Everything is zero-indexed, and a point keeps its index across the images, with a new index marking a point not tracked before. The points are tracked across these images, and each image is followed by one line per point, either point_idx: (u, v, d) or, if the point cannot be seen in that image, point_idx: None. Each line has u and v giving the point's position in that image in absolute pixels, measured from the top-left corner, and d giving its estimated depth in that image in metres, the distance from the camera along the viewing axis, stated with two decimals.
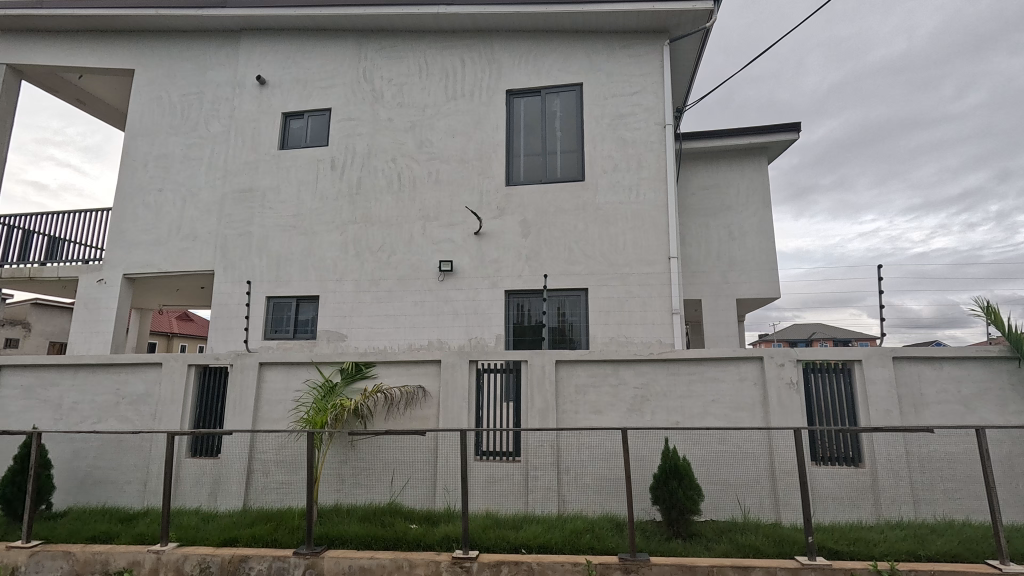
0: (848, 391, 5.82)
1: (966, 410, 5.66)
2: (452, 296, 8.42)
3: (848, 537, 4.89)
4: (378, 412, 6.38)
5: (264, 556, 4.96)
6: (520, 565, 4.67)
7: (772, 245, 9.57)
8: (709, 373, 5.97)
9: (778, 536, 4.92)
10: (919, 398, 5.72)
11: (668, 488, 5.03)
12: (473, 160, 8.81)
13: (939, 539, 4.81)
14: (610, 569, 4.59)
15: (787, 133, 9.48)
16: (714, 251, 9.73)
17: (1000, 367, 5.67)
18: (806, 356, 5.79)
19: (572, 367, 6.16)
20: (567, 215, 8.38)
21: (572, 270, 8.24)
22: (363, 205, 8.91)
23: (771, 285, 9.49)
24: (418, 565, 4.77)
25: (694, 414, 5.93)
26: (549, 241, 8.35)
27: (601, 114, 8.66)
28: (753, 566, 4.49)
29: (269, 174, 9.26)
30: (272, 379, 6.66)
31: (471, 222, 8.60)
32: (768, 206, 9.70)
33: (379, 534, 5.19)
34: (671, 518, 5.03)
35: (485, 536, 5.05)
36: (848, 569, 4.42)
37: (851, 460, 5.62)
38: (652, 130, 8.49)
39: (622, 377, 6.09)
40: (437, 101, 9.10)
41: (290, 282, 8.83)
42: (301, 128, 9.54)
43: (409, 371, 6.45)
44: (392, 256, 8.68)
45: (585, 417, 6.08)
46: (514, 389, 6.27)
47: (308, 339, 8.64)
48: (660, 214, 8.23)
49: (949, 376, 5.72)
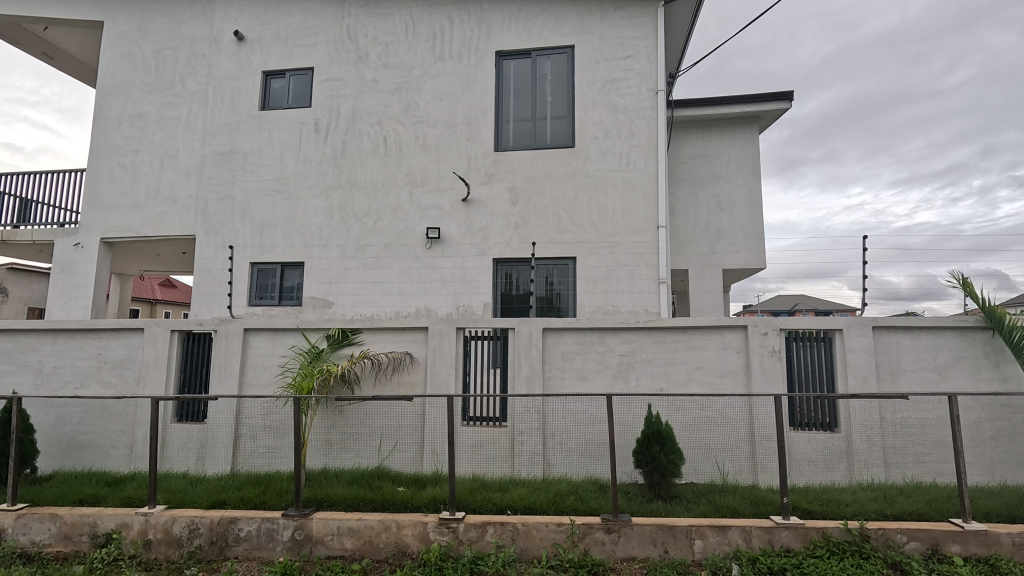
0: (828, 359, 5.96)
1: (941, 377, 5.82)
2: (440, 264, 8.35)
3: (822, 498, 5.09)
4: (367, 377, 6.39)
5: (253, 517, 5.02)
6: (505, 526, 4.78)
7: (759, 216, 9.59)
8: (694, 341, 6.06)
9: (755, 497, 5.11)
10: (896, 366, 5.86)
11: (650, 452, 5.15)
12: (461, 125, 8.61)
13: (907, 500, 5.02)
14: (593, 529, 4.73)
15: (780, 102, 9.38)
16: (703, 221, 9.73)
17: (975, 336, 5.81)
18: (788, 325, 5.88)
19: (559, 334, 6.20)
20: (556, 182, 8.28)
21: (561, 239, 8.20)
22: (348, 170, 8.70)
23: (758, 255, 9.55)
24: (406, 526, 4.86)
25: (678, 380, 6.03)
26: (539, 209, 8.26)
27: (593, 78, 8.46)
28: (731, 526, 4.65)
29: (251, 137, 8.97)
30: (258, 345, 6.62)
31: (459, 188, 8.46)
32: (757, 176, 9.68)
33: (366, 497, 5.29)
34: (653, 480, 5.16)
35: (471, 498, 5.16)
36: (821, 528, 4.61)
37: (828, 425, 5.79)
38: (645, 96, 8.33)
39: (608, 345, 6.15)
40: (424, 62, 8.79)
41: (274, 248, 8.67)
42: (283, 87, 9.18)
43: (396, 338, 6.44)
44: (379, 223, 8.55)
45: (571, 383, 6.15)
46: (501, 356, 6.31)
47: (294, 305, 8.56)
48: (650, 182, 8.17)
49: (926, 345, 5.86)
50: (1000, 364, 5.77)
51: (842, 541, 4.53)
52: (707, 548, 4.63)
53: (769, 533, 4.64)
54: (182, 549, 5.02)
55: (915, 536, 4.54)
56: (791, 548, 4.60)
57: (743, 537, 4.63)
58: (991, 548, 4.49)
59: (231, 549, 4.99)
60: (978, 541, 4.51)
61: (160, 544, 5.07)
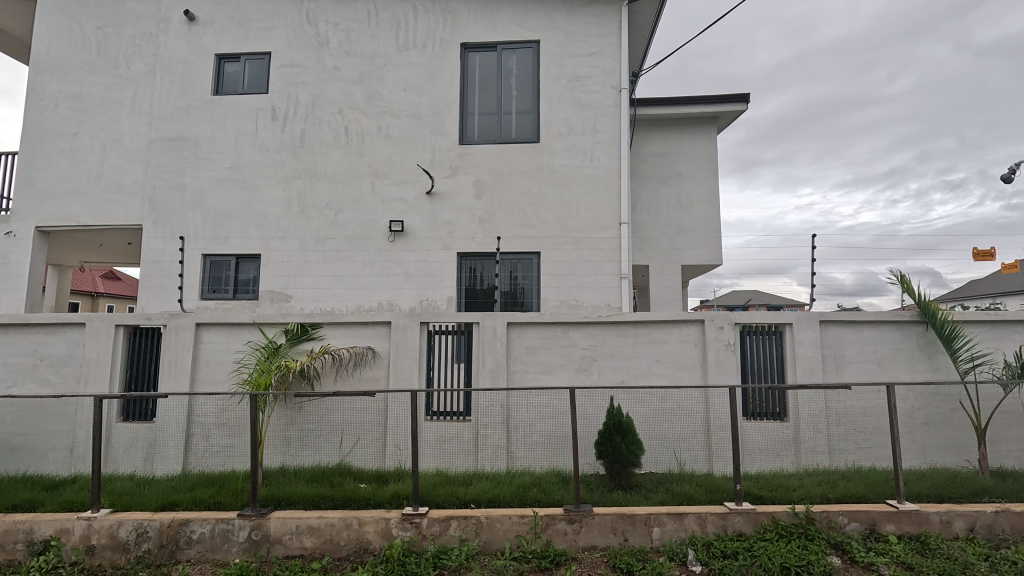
0: (779, 352, 6.24)
1: (880, 368, 6.19)
2: (404, 258, 8.24)
3: (772, 484, 5.35)
4: (327, 372, 6.26)
5: (206, 518, 4.84)
6: (469, 520, 4.79)
7: (717, 214, 9.91)
8: (655, 335, 6.22)
9: (710, 485, 5.31)
10: (840, 358, 6.20)
11: (612, 443, 5.27)
12: (426, 117, 8.49)
13: (848, 484, 5.32)
14: (555, 520, 4.80)
15: (737, 103, 9.70)
16: (663, 218, 9.96)
17: (911, 329, 6.20)
18: (743, 319, 6.12)
19: (523, 329, 6.24)
20: (521, 177, 8.29)
21: (526, 234, 8.23)
22: (308, 159, 8.45)
23: (716, 252, 9.86)
24: (367, 523, 4.79)
25: (639, 373, 6.18)
26: (504, 203, 8.26)
27: (558, 74, 8.50)
28: (687, 513, 4.82)
29: (203, 123, 8.57)
30: (210, 340, 6.36)
31: (423, 181, 8.36)
32: (715, 175, 9.98)
33: (327, 494, 5.20)
34: (614, 471, 5.28)
35: (435, 493, 5.14)
36: (770, 513, 4.84)
37: (778, 415, 6.07)
38: (609, 93, 8.44)
39: (571, 339, 6.23)
40: (387, 51, 8.60)
41: (229, 239, 8.33)
42: (238, 72, 8.82)
43: (358, 333, 6.32)
44: (340, 214, 8.34)
45: (535, 377, 6.21)
46: (465, 350, 6.28)
47: (250, 299, 8.28)
48: (613, 179, 8.29)
49: (868, 338, 6.22)
50: (933, 355, 6.19)
51: (789, 524, 4.77)
52: (665, 535, 4.78)
53: (723, 519, 4.83)
54: (129, 553, 4.80)
55: (855, 518, 4.83)
56: (743, 532, 4.81)
57: (699, 523, 4.81)
58: (922, 526, 4.83)
59: (182, 552, 4.80)
60: (911, 520, 4.84)
61: (104, 549, 4.82)
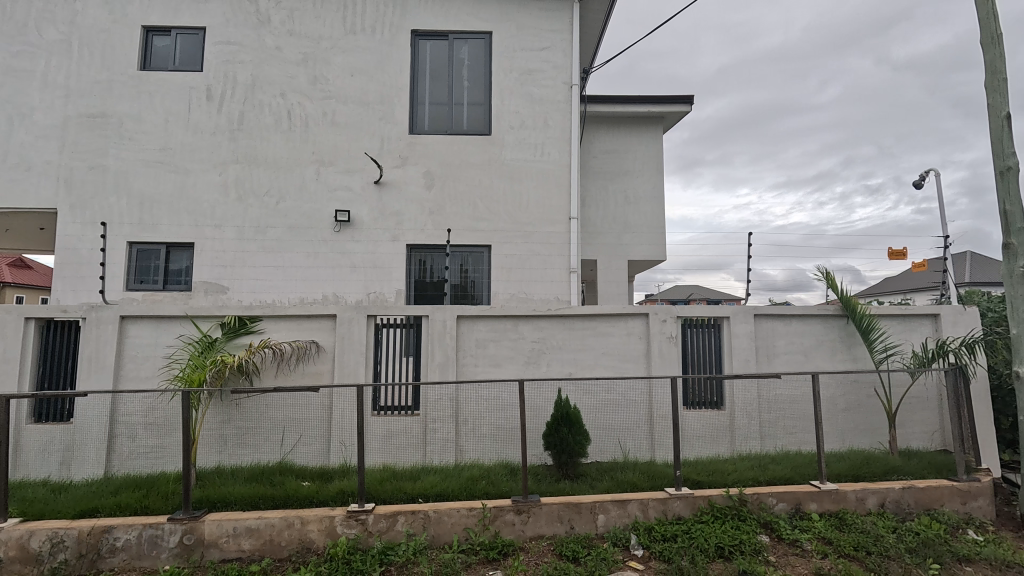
0: (716, 344, 6.56)
1: (807, 359, 6.63)
2: (350, 249, 8.00)
3: (708, 469, 5.63)
4: (267, 368, 6.01)
5: (132, 524, 4.53)
6: (416, 514, 4.75)
7: (661, 211, 10.25)
8: (601, 328, 6.38)
9: (652, 472, 5.52)
10: (772, 349, 6.59)
11: (559, 434, 5.38)
12: (374, 104, 8.25)
13: (777, 467, 5.69)
14: (503, 511, 4.84)
15: (682, 104, 10.04)
16: (611, 214, 10.19)
17: (834, 322, 6.68)
18: (684, 313, 6.37)
19: (473, 322, 6.22)
20: (472, 169, 8.23)
21: (476, 227, 8.19)
22: (246, 143, 8.01)
23: (661, 248, 10.21)
24: (310, 522, 4.65)
25: (586, 365, 6.32)
26: (455, 195, 8.18)
27: (510, 67, 8.48)
28: (630, 500, 5.00)
29: (128, 100, 7.94)
30: (137, 334, 5.94)
31: (371, 170, 8.13)
32: (660, 173, 10.31)
33: (267, 494, 4.99)
34: (561, 461, 5.39)
35: (382, 489, 5.06)
36: (707, 496, 5.10)
37: (715, 404, 6.36)
38: (560, 89, 8.51)
39: (520, 332, 6.28)
40: (334, 34, 8.28)
41: (158, 226, 7.79)
42: (168, 47, 8.21)
43: (300, 326, 6.08)
44: (281, 202, 7.98)
45: (485, 370, 6.21)
46: (414, 344, 6.21)
47: (182, 291, 7.79)
48: (563, 174, 8.39)
49: (796, 330, 6.65)
50: (852, 346, 6.70)
51: (724, 506, 5.05)
52: (609, 521, 4.93)
53: (663, 504, 5.04)
54: (43, 565, 4.42)
55: (782, 498, 5.18)
56: (682, 516, 5.04)
57: (641, 509, 5.00)
58: (840, 504, 5.24)
59: (105, 561, 4.48)
60: (831, 499, 5.24)
61: (13, 562, 4.42)
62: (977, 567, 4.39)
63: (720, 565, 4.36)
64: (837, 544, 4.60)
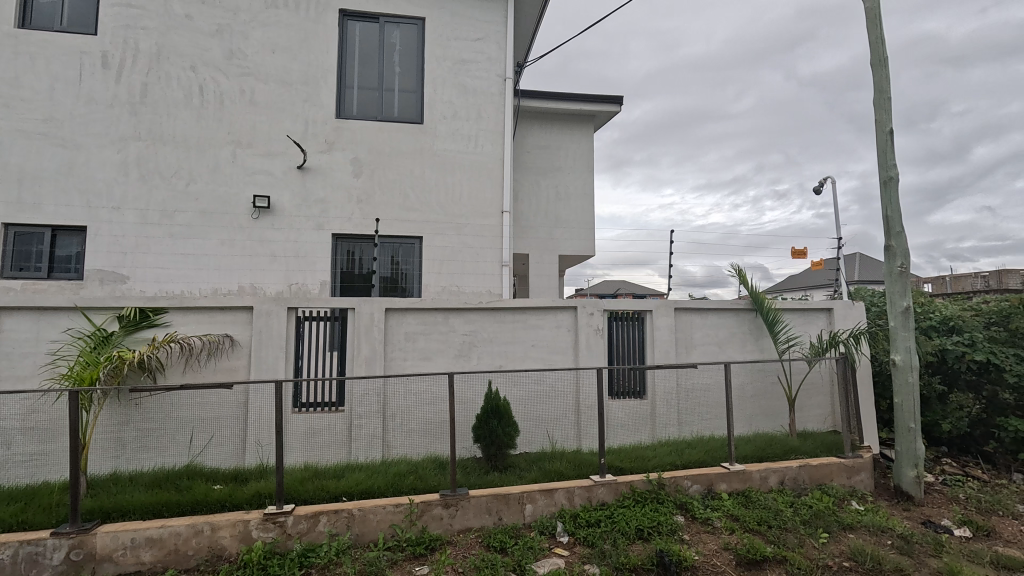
0: (640, 336, 6.85)
1: (720, 349, 7.10)
2: (270, 237, 7.53)
3: (631, 456, 5.89)
4: (173, 364, 5.53)
5: (7, 542, 4.02)
6: (339, 514, 4.58)
7: (591, 207, 10.54)
8: (531, 321, 6.45)
9: (578, 460, 5.69)
10: (690, 341, 6.99)
11: (488, 426, 5.43)
12: (298, 84, 7.79)
13: (692, 451, 6.14)
14: (431, 506, 4.79)
15: (612, 104, 10.36)
16: (543, 209, 10.33)
17: (745, 316, 7.20)
18: (610, 306, 6.61)
19: (402, 315, 6.08)
20: (403, 158, 8.01)
21: (407, 217, 7.99)
22: (150, 118, 7.29)
23: (590, 244, 10.50)
24: (221, 527, 4.34)
25: (516, 357, 6.38)
26: (384, 184, 7.93)
27: (443, 56, 8.32)
28: (556, 489, 5.12)
29: (3, 61, 6.96)
30: (14, 328, 5.24)
31: (294, 154, 7.68)
32: (591, 171, 10.58)
33: (172, 500, 4.60)
34: (490, 453, 5.43)
35: (303, 489, 4.83)
36: (629, 482, 5.35)
37: (637, 393, 6.48)
38: (494, 81, 8.48)
39: (451, 325, 6.21)
40: (252, 6, 7.71)
41: (41, 206, 6.91)
42: (54, 5, 7.28)
43: (212, 319, 5.64)
44: (191, 185, 7.35)
45: (413, 364, 6.10)
46: (339, 338, 5.95)
47: (72, 280, 7.01)
48: (496, 167, 8.38)
49: (711, 323, 7.09)
50: (759, 338, 7.25)
51: (644, 490, 5.32)
52: (536, 511, 5.03)
53: (588, 491, 5.22)
54: None
55: (696, 480, 5.54)
56: (605, 501, 5.24)
57: (567, 497, 5.15)
58: (746, 483, 5.69)
59: None
60: (739, 479, 5.68)
61: None
62: (858, 533, 4.92)
63: (640, 546, 4.58)
64: (743, 520, 4.98)
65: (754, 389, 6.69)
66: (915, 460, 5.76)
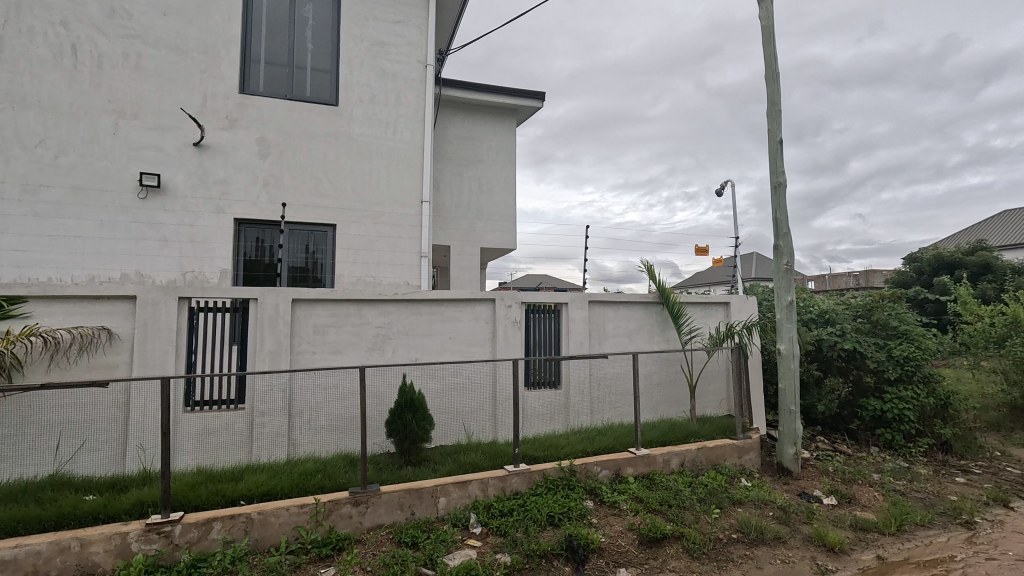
0: (556, 328, 7.02)
1: (630, 341, 7.45)
2: (160, 220, 6.81)
3: (545, 445, 6.02)
4: (35, 361, 4.82)
5: None
6: (236, 519, 4.26)
7: (512, 201, 10.60)
8: (448, 313, 6.38)
9: (493, 451, 5.73)
10: (602, 332, 7.27)
11: (402, 420, 5.30)
12: (194, 53, 7.09)
13: (602, 438, 6.38)
14: (339, 505, 4.59)
15: (534, 100, 10.47)
16: (465, 200, 10.24)
17: (653, 309, 7.60)
18: (527, 298, 6.69)
19: (311, 306, 5.75)
20: (315, 140, 7.57)
21: (319, 203, 7.57)
22: (8, 77, 6.30)
23: (511, 237, 10.57)
24: (94, 542, 3.90)
25: (432, 350, 6.28)
26: (294, 167, 7.45)
27: (360, 36, 7.95)
28: (470, 480, 5.11)
29: None
30: None
31: (189, 129, 6.99)
32: (513, 164, 10.65)
33: (31, 515, 4.04)
34: (403, 448, 5.32)
35: (193, 494, 4.42)
36: (542, 470, 5.47)
37: (552, 383, 6.64)
38: (414, 67, 8.24)
39: (364, 317, 5.98)
40: None
41: None
42: None
43: (86, 309, 4.98)
44: (62, 157, 6.46)
45: (323, 357, 5.80)
46: (239, 331, 5.52)
47: None
48: (415, 155, 8.16)
49: (623, 315, 7.42)
50: (666, 329, 7.70)
51: (556, 478, 5.47)
52: (450, 504, 4.99)
53: (502, 481, 5.27)
54: None
55: (605, 466, 5.78)
56: (519, 490, 5.33)
57: (481, 488, 5.16)
58: (650, 466, 6.03)
59: None
60: (643, 462, 6.00)
61: None
62: (745, 507, 5.40)
63: (550, 532, 4.69)
64: (646, 501, 5.26)
65: (659, 377, 7.10)
66: (794, 439, 6.41)
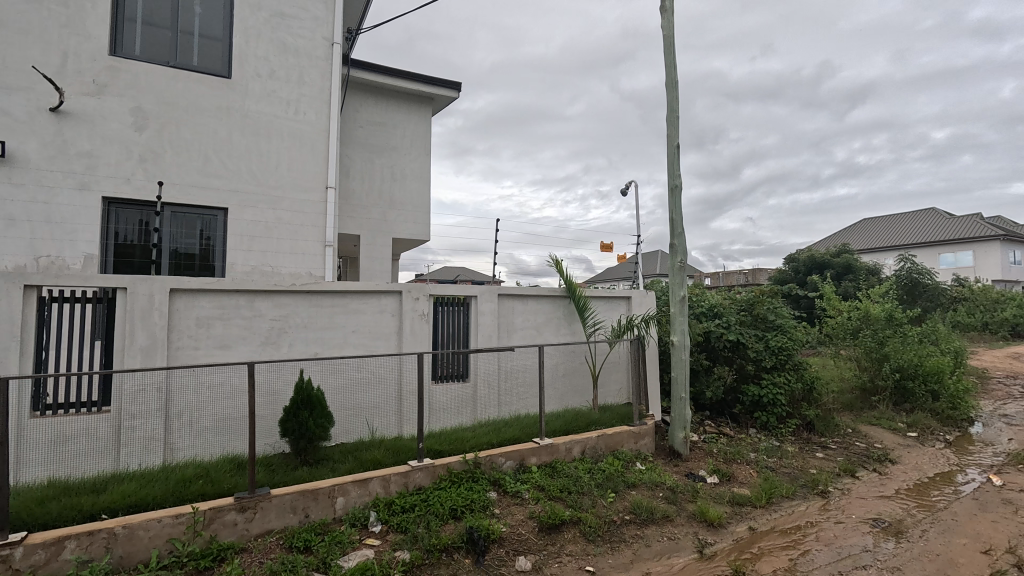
0: (465, 321, 6.99)
1: (538, 333, 7.61)
2: (5, 194, 5.85)
3: (451, 439, 5.98)
4: None
5: None
6: (95, 535, 3.79)
7: (426, 191, 10.38)
8: (352, 305, 6.11)
9: (397, 447, 5.59)
10: (511, 325, 7.36)
11: (298, 419, 5.00)
12: (51, 3, 6.14)
13: (508, 429, 6.45)
14: (222, 512, 4.24)
15: (449, 89, 10.30)
16: (376, 188, 9.87)
17: (561, 302, 7.81)
18: (436, 291, 6.60)
19: (193, 297, 5.24)
20: (203, 114, 6.89)
21: (207, 184, 6.91)
22: None
23: (425, 228, 10.36)
24: None
25: (333, 344, 5.99)
26: (177, 143, 6.73)
27: (257, 4, 7.33)
28: (371, 478, 4.95)
29: None
30: None
31: (44, 91, 6.05)
32: (428, 154, 10.41)
33: None
34: (299, 448, 5.03)
35: (41, 511, 3.90)
36: (446, 464, 5.43)
37: (461, 375, 6.52)
38: (319, 44, 7.76)
39: (257, 309, 5.55)
40: None
41: None
42: None
43: None
44: None
45: (208, 353, 5.32)
46: (103, 324, 4.89)
47: None
48: (320, 138, 7.71)
49: (531, 309, 7.56)
50: (572, 322, 7.95)
51: (460, 471, 5.47)
52: (348, 503, 4.80)
53: (405, 477, 5.16)
54: None
55: (509, 456, 5.87)
56: (422, 485, 5.26)
57: (382, 485, 5.01)
58: (553, 455, 6.21)
59: None
60: (546, 451, 6.17)
61: None
62: (639, 490, 5.74)
63: (452, 526, 4.68)
64: (548, 490, 5.41)
65: (565, 368, 7.33)
66: (683, 424, 6.91)
